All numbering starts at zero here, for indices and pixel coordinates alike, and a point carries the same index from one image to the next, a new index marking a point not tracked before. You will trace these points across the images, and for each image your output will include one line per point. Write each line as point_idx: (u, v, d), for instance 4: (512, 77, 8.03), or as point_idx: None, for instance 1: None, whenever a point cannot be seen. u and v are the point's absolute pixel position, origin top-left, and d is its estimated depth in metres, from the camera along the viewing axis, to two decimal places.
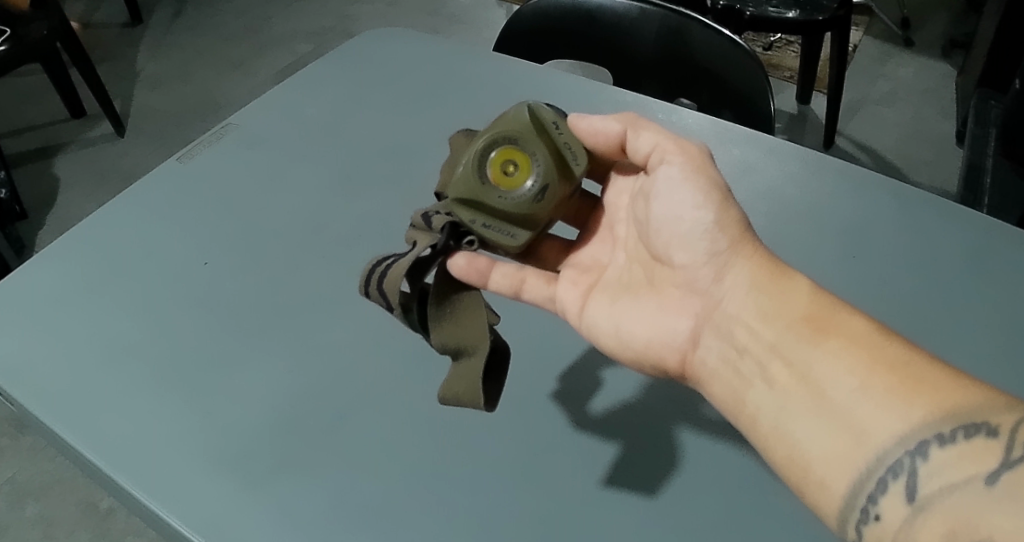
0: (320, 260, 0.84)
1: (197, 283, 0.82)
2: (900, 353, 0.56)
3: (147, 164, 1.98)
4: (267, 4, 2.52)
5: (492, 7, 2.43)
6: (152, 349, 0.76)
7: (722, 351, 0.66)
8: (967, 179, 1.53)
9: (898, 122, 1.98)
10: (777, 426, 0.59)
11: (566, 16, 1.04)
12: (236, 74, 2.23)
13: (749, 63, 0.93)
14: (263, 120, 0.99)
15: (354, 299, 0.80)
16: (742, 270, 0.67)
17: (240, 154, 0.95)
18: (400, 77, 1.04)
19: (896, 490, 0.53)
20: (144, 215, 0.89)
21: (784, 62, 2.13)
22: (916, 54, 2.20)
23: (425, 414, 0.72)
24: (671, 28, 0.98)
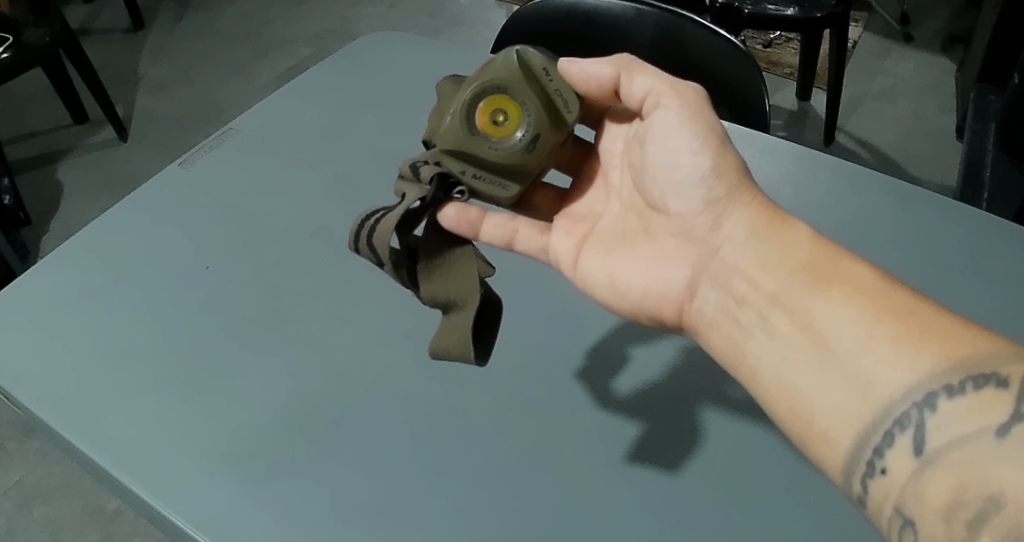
0: (325, 259, 0.85)
1: (196, 290, 0.82)
2: (905, 301, 0.58)
3: (151, 168, 1.99)
4: (268, 7, 2.53)
5: (492, 8, 2.45)
6: (162, 350, 0.77)
7: (719, 301, 0.68)
8: (967, 173, 1.53)
9: (899, 117, 1.98)
10: (778, 375, 0.62)
11: (564, 17, 1.04)
12: (238, 77, 2.24)
13: (746, 63, 0.93)
14: (266, 123, 1.00)
15: (361, 296, 0.82)
16: (741, 217, 0.69)
17: (244, 158, 0.96)
18: (401, 80, 1.05)
19: (903, 444, 0.54)
20: (149, 218, 0.90)
21: (784, 59, 2.13)
22: (915, 49, 2.21)
23: (431, 406, 0.73)
24: (667, 30, 0.98)
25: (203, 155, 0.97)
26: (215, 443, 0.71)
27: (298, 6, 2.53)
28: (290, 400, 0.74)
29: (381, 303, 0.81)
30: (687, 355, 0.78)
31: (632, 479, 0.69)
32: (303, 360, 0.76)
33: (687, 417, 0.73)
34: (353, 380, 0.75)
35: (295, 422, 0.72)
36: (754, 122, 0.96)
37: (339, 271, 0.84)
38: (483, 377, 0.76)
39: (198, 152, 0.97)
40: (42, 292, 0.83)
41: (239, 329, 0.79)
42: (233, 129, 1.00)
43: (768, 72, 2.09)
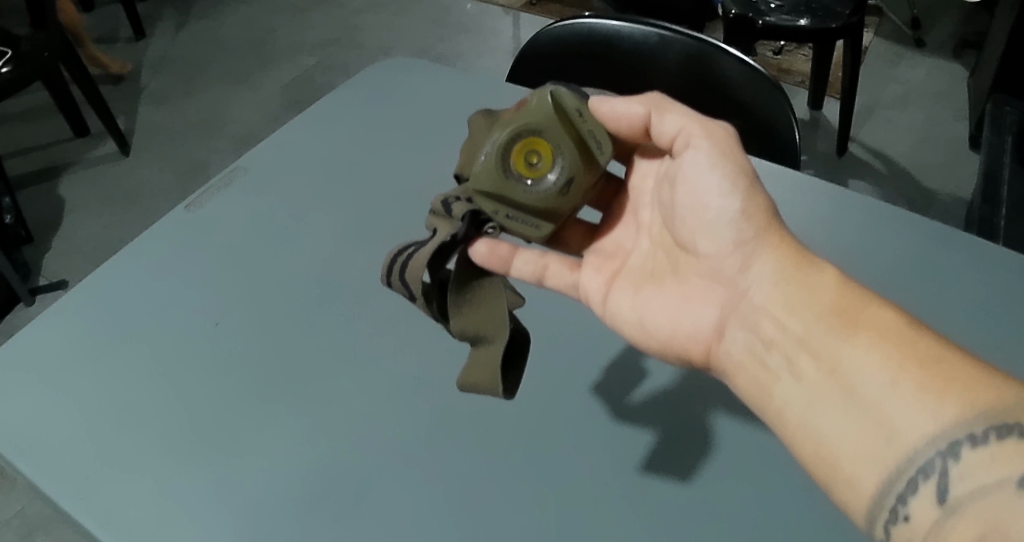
0: (345, 296, 0.81)
1: (207, 351, 0.77)
2: (931, 349, 0.55)
3: (153, 182, 1.96)
4: (271, 15, 2.50)
5: (498, 15, 2.43)
6: (174, 401, 0.73)
7: (747, 342, 0.65)
8: (985, 190, 1.52)
9: (911, 126, 1.96)
10: (804, 419, 0.59)
11: (584, 41, 1.01)
12: (241, 87, 2.21)
13: (774, 94, 0.92)
14: (280, 152, 0.97)
15: (381, 338, 0.78)
16: (769, 261, 0.66)
17: (257, 189, 0.92)
18: (418, 105, 1.02)
19: (926, 492, 0.52)
20: (161, 251, 0.86)
21: (795, 67, 2.11)
22: (927, 55, 2.18)
23: (462, 455, 0.70)
24: (691, 57, 0.96)
25: (211, 197, 0.91)
26: (237, 495, 0.68)
27: (301, 14, 2.50)
28: (311, 450, 0.70)
29: (405, 345, 0.78)
30: (728, 397, 0.74)
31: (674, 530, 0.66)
32: (325, 407, 0.73)
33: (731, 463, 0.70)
34: (380, 427, 0.72)
35: (321, 476, 0.69)
36: (782, 152, 0.94)
37: (362, 308, 0.81)
38: (514, 421, 0.73)
39: (206, 193, 0.92)
40: (50, 333, 0.79)
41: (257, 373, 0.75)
42: (240, 167, 0.95)
43: (780, 79, 2.07)
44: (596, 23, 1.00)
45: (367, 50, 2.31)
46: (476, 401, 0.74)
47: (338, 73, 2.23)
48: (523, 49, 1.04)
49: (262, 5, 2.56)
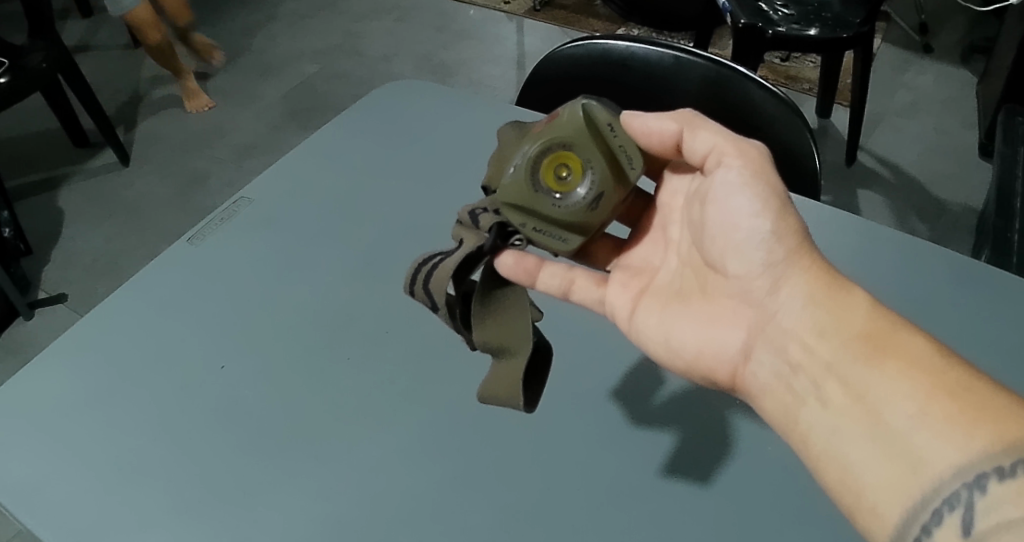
0: (358, 332, 0.79)
1: (210, 395, 0.75)
2: (962, 378, 0.53)
3: (154, 193, 1.94)
4: (271, 22, 2.48)
5: (500, 21, 2.41)
6: (188, 446, 0.71)
7: (774, 366, 0.62)
8: (999, 204, 1.50)
9: (919, 135, 1.94)
10: (829, 445, 0.56)
11: (597, 63, 1.01)
12: (242, 96, 2.19)
13: (792, 118, 0.92)
14: (288, 177, 0.95)
15: (394, 376, 0.76)
16: (800, 284, 0.63)
17: (266, 218, 0.90)
18: (429, 127, 1.00)
19: (951, 523, 0.50)
20: (164, 288, 0.84)
21: (804, 73, 2.09)
22: (935, 61, 2.16)
23: (482, 500, 0.68)
24: (708, 80, 0.95)
25: (213, 230, 0.89)
26: None
27: (301, 21, 2.48)
28: (331, 495, 0.68)
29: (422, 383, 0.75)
30: (758, 435, 0.71)
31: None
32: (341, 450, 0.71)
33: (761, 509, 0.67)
34: (396, 471, 0.70)
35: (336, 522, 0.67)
36: (800, 177, 0.94)
37: (376, 343, 0.78)
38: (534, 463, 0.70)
39: (207, 226, 0.90)
40: (51, 374, 0.77)
41: (272, 413, 0.73)
42: (245, 198, 0.93)
43: (787, 87, 2.05)
44: (611, 45, 1.00)
45: (368, 58, 2.28)
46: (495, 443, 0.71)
47: (339, 81, 2.20)
48: (535, 69, 1.03)
49: (262, 11, 2.54)
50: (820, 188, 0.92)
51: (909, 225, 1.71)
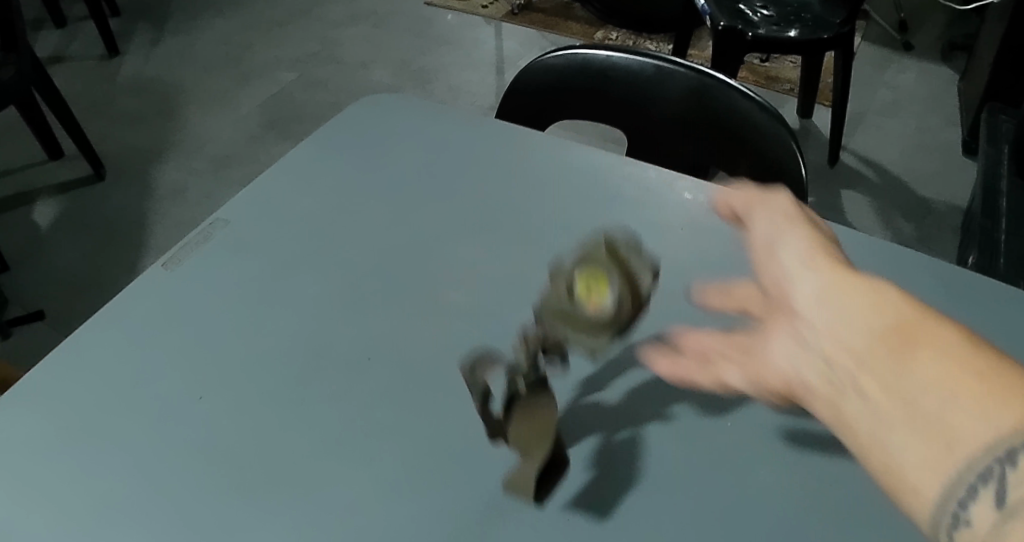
0: (339, 347, 0.76)
1: (188, 429, 0.69)
2: (969, 345, 0.37)
3: (131, 207, 1.90)
4: (247, 31, 2.46)
5: (480, 25, 2.40)
6: (159, 478, 0.66)
7: (789, 350, 0.45)
8: (983, 201, 1.51)
9: (903, 133, 1.94)
10: (872, 426, 0.37)
11: (576, 74, 0.99)
12: (220, 105, 2.16)
13: (775, 126, 0.90)
14: (263, 192, 0.92)
15: (383, 402, 0.71)
16: (798, 242, 0.49)
17: (241, 237, 0.87)
18: (410, 146, 0.98)
19: (985, 498, 0.33)
20: (138, 314, 0.79)
21: (783, 74, 2.10)
22: (915, 59, 2.17)
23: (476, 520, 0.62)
24: (691, 89, 0.95)
25: (188, 255, 0.85)
26: None
27: (278, 29, 2.46)
28: (311, 524, 0.63)
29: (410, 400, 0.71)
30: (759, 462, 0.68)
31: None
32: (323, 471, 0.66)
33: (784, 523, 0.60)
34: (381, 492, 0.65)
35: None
36: (784, 189, 0.91)
37: (361, 359, 0.74)
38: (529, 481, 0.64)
39: (181, 251, 0.86)
40: (10, 404, 0.72)
41: (252, 438, 0.69)
42: (221, 219, 0.89)
43: (769, 88, 2.04)
44: (591, 56, 0.99)
45: (348, 65, 2.26)
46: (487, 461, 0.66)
47: (320, 87, 2.18)
48: (514, 83, 1.01)
49: (240, 20, 2.52)
50: (807, 196, 0.89)
51: (895, 223, 1.71)
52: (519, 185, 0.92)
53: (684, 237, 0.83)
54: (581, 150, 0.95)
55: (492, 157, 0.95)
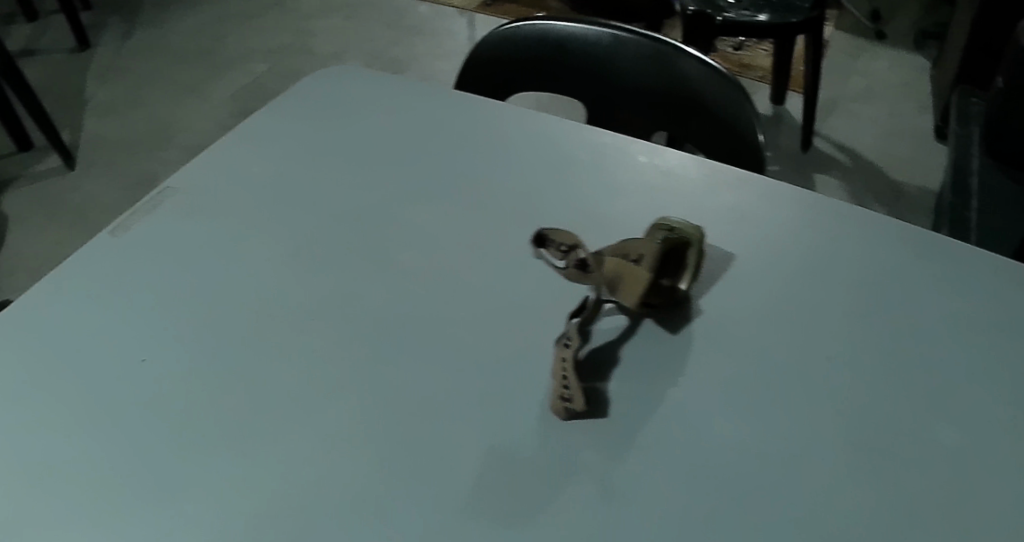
0: (284, 303, 0.70)
1: (134, 388, 0.63)
2: None
3: (102, 196, 1.87)
4: (221, 23, 2.44)
5: (454, 17, 2.42)
6: (84, 434, 0.60)
7: None
8: (955, 176, 1.55)
9: (875, 120, 1.96)
10: None
11: (533, 45, 0.99)
12: (192, 96, 2.13)
13: (731, 91, 0.89)
14: (225, 150, 0.85)
15: (348, 349, 0.65)
16: None
17: (201, 200, 0.80)
18: (364, 98, 0.91)
19: None
20: (82, 266, 0.73)
21: (754, 62, 2.14)
22: (888, 48, 2.20)
23: (430, 466, 0.57)
24: (648, 57, 0.94)
25: (137, 222, 0.77)
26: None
27: (253, 22, 2.45)
28: (269, 469, 0.57)
29: (360, 347, 0.65)
30: None
31: (700, 530, 0.53)
32: (266, 416, 0.60)
33: (762, 464, 0.56)
34: (332, 436, 0.59)
35: (264, 504, 0.55)
36: (741, 156, 0.90)
37: (313, 307, 0.69)
38: (489, 422, 0.59)
39: (127, 219, 0.78)
40: None
41: (205, 389, 0.63)
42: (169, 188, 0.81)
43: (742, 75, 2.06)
44: (550, 26, 0.98)
45: (321, 56, 2.26)
46: (446, 407, 0.60)
47: (295, 74, 2.16)
48: (472, 53, 1.00)
49: (215, 14, 2.50)
50: (764, 162, 0.88)
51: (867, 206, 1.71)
52: (471, 146, 0.85)
53: (639, 197, 0.77)
54: (530, 120, 0.88)
55: (449, 116, 0.88)
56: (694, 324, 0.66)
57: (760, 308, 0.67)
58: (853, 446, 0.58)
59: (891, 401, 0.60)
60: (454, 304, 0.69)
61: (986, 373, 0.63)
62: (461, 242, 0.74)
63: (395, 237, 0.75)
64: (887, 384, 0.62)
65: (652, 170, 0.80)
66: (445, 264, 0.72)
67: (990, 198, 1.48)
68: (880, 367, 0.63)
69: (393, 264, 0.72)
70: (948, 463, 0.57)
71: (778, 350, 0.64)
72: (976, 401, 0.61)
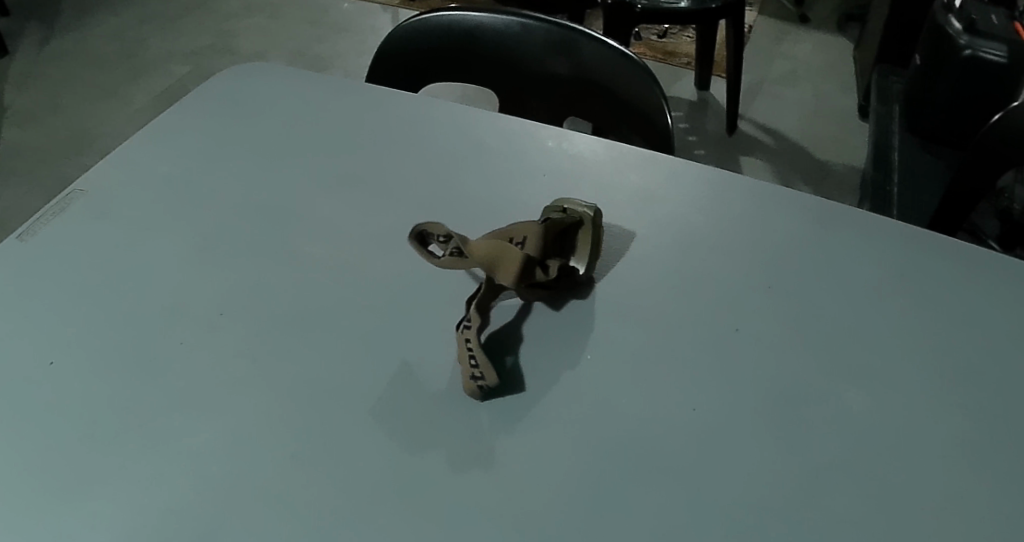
0: (196, 307, 0.67)
1: (43, 397, 0.61)
2: None
3: (22, 203, 1.75)
4: (139, 25, 2.36)
5: (378, 13, 2.46)
6: None
7: None
8: (877, 154, 1.59)
9: (799, 100, 2.00)
10: None
11: (442, 36, 0.97)
12: (113, 101, 2.05)
13: (638, 75, 0.89)
14: (131, 149, 0.81)
15: (268, 350, 0.64)
16: None
17: (107, 203, 0.76)
18: (273, 92, 0.88)
19: None
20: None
21: (679, 49, 2.19)
22: (811, 30, 2.27)
23: (352, 478, 0.56)
24: (555, 44, 0.94)
25: (45, 224, 0.73)
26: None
27: (173, 24, 2.37)
28: (191, 473, 0.57)
29: (278, 353, 0.64)
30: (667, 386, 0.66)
31: (619, 523, 0.54)
32: (182, 434, 0.59)
33: (680, 451, 0.57)
34: (250, 451, 0.58)
35: (188, 519, 0.55)
36: (652, 139, 0.91)
37: (230, 307, 0.67)
38: (410, 427, 0.59)
39: (37, 220, 0.74)
40: None
41: (118, 397, 0.61)
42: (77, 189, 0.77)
43: (667, 63, 2.12)
44: (457, 15, 0.96)
45: (244, 57, 2.22)
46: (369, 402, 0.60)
47: None
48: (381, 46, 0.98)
49: (134, 16, 2.41)
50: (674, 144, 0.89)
51: (793, 186, 1.74)
52: (380, 136, 0.83)
53: (548, 184, 0.77)
54: (438, 108, 0.86)
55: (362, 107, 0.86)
56: (611, 308, 0.66)
57: (676, 289, 0.68)
58: (768, 426, 0.59)
59: (804, 378, 0.62)
60: (371, 300, 0.67)
61: (897, 342, 0.64)
62: (377, 236, 0.73)
63: (309, 234, 0.73)
64: (801, 352, 0.63)
65: (561, 155, 0.79)
66: (362, 260, 0.71)
67: (912, 172, 1.52)
68: (795, 344, 0.64)
69: (310, 262, 0.71)
70: (859, 437, 0.58)
71: (696, 332, 0.65)
72: (887, 372, 0.62)
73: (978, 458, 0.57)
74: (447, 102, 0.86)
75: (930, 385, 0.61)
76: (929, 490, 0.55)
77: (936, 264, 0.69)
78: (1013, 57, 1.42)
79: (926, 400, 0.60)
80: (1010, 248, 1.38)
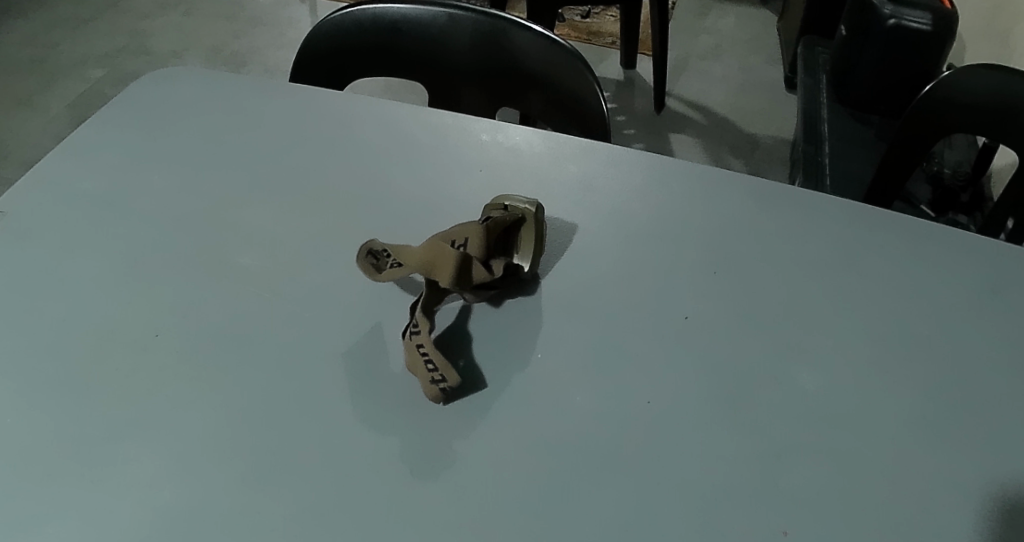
0: (131, 329, 0.63)
1: None
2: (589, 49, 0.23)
3: None
4: (45, 29, 2.24)
5: (296, 5, 2.41)
6: None
7: None
8: (808, 125, 1.62)
9: (726, 74, 2.03)
10: None
11: (367, 31, 0.94)
12: (22, 109, 1.94)
13: (568, 61, 0.88)
14: (47, 165, 0.76)
15: (207, 370, 0.61)
16: None
17: (27, 225, 0.71)
18: (190, 98, 0.84)
19: None
20: None
21: (604, 28, 2.19)
22: (732, 4, 2.30)
23: (312, 498, 0.54)
24: (483, 33, 0.92)
25: None
26: None
27: (81, 26, 2.26)
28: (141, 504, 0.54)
29: (222, 373, 0.61)
30: None
31: (588, 522, 0.53)
32: (126, 467, 0.55)
33: (644, 443, 0.57)
34: (202, 479, 0.55)
35: None
36: (585, 124, 0.90)
37: (164, 326, 0.64)
38: (368, 440, 0.57)
39: None
40: None
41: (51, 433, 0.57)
42: None
43: (592, 43, 2.13)
44: (381, 8, 0.93)
45: (159, 56, 2.14)
46: (321, 416, 0.58)
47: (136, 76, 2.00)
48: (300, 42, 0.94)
49: (44, 19, 2.28)
50: (607, 128, 0.88)
51: (725, 161, 1.76)
52: (307, 137, 0.80)
53: (484, 179, 0.75)
54: (366, 105, 0.83)
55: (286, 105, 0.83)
56: (558, 299, 0.66)
57: (624, 278, 0.67)
58: (725, 408, 0.59)
59: (759, 359, 0.62)
60: (314, 312, 0.65)
61: (844, 317, 0.65)
62: (314, 243, 0.70)
63: (243, 245, 0.70)
64: (749, 332, 0.64)
65: (496, 148, 0.78)
66: (302, 268, 0.68)
67: (843, 141, 1.56)
68: (747, 326, 0.64)
69: (246, 272, 0.68)
70: (816, 414, 0.59)
71: (648, 320, 0.64)
72: (836, 346, 0.63)
73: (931, 426, 0.59)
74: (375, 97, 0.84)
75: (880, 357, 0.62)
76: (889, 462, 0.57)
77: (874, 237, 0.71)
78: (936, 24, 1.46)
79: (873, 368, 0.62)
80: (943, 212, 1.42)
